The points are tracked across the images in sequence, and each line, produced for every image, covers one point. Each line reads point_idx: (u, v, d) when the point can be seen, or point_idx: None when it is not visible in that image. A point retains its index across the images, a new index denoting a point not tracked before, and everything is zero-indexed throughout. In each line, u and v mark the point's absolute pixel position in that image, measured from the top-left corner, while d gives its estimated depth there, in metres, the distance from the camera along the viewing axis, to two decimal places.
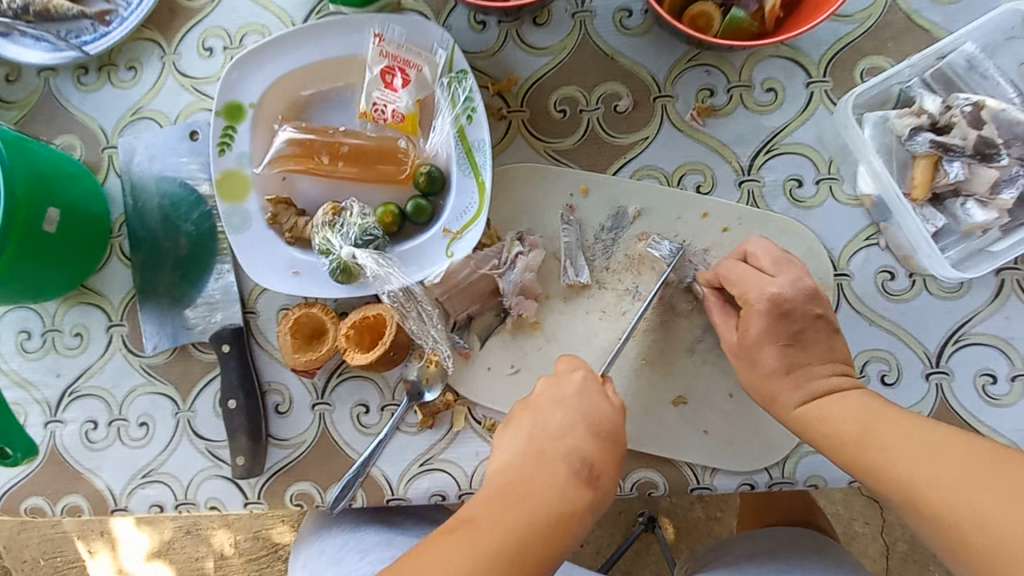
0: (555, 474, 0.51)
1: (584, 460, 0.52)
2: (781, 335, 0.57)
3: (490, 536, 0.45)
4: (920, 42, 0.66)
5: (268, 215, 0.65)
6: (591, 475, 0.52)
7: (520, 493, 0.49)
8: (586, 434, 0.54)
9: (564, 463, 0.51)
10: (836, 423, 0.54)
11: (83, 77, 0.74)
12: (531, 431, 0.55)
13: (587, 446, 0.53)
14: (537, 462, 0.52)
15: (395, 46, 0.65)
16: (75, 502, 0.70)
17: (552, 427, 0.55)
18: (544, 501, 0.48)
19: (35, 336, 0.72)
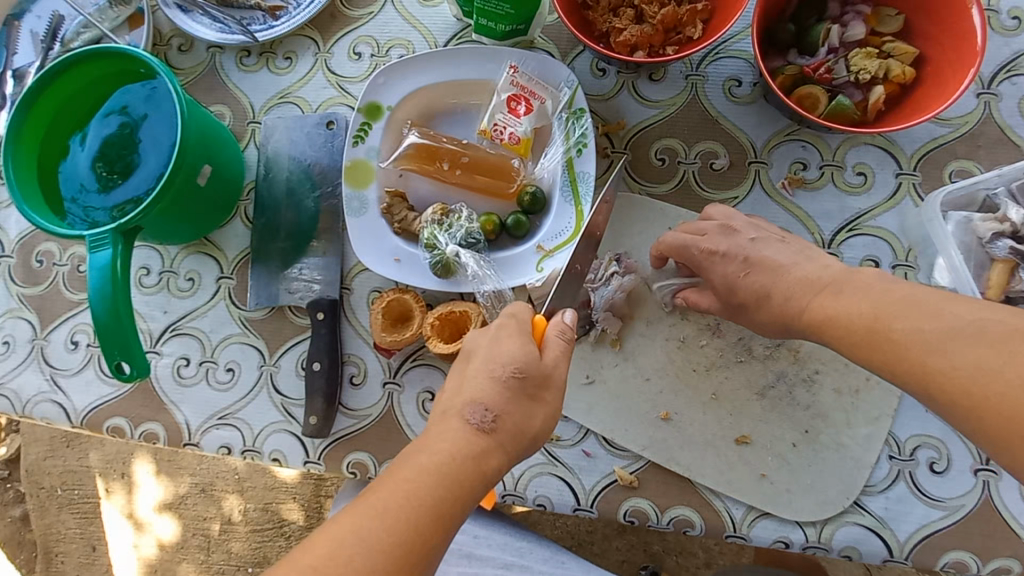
0: (457, 431, 0.50)
1: (487, 410, 0.52)
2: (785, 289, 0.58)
3: (386, 495, 0.45)
4: (1011, 155, 0.70)
5: (383, 205, 0.73)
6: (487, 422, 0.51)
7: (427, 446, 0.49)
8: (490, 380, 0.53)
9: (461, 419, 0.51)
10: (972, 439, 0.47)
11: (245, 59, 0.85)
12: (453, 386, 0.55)
13: (490, 395, 0.52)
14: (442, 421, 0.52)
15: (526, 78, 0.73)
16: (154, 429, 0.76)
17: (467, 387, 0.54)
18: (450, 459, 0.48)
19: (153, 273, 0.81)
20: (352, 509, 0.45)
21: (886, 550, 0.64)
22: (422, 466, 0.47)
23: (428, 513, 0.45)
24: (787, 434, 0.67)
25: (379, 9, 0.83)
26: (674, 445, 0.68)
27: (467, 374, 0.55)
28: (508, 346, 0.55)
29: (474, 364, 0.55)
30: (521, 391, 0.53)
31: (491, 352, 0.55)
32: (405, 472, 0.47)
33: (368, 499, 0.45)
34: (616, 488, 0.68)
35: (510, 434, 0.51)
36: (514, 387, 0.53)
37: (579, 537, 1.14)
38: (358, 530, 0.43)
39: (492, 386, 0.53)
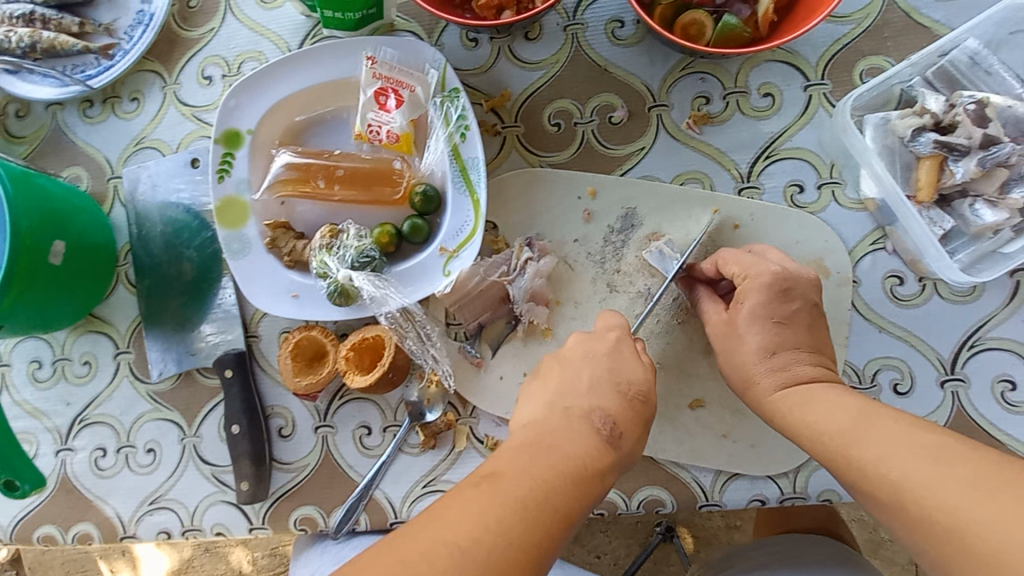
0: (588, 432, 0.48)
1: (610, 418, 0.50)
2: (772, 313, 0.55)
3: (517, 483, 0.42)
4: (920, 40, 0.65)
5: (267, 239, 0.66)
6: (614, 437, 0.49)
7: (551, 444, 0.46)
8: (615, 392, 0.52)
9: (588, 420, 0.49)
10: (827, 418, 0.50)
11: (89, 110, 0.76)
12: (564, 385, 0.53)
13: (616, 407, 0.51)
14: (566, 418, 0.49)
15: (388, 67, 0.65)
16: (86, 530, 0.70)
17: (586, 390, 0.52)
18: (576, 461, 0.45)
19: (45, 365, 0.74)
20: (472, 489, 0.42)
21: None
22: (550, 457, 0.45)
23: (552, 517, 0.41)
24: None
25: (220, 23, 0.74)
26: None
27: (578, 379, 0.53)
28: (630, 366, 0.54)
29: (583, 372, 0.53)
30: (627, 395, 0.52)
31: (611, 365, 0.54)
32: (537, 458, 0.45)
33: (495, 492, 0.41)
34: None
35: (630, 452, 0.50)
36: (633, 405, 0.52)
37: None
38: (484, 514, 0.40)
39: (616, 397, 0.51)
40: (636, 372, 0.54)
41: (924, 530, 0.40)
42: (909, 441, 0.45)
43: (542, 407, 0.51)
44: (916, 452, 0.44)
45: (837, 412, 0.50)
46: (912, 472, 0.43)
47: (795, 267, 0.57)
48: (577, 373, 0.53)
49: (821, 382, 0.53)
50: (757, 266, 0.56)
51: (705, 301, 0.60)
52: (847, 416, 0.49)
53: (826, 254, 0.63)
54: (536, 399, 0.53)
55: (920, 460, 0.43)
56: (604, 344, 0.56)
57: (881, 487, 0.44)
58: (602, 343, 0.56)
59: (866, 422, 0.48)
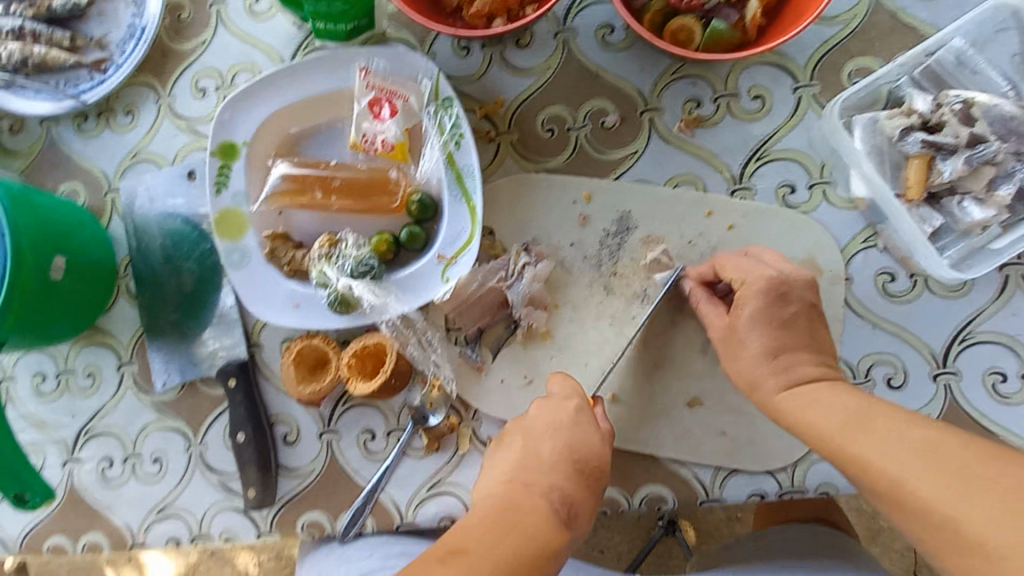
0: (541, 509, 0.48)
1: (566, 499, 0.51)
2: (771, 318, 0.55)
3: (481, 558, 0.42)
4: (907, 40, 0.66)
5: (267, 250, 0.67)
6: (569, 516, 0.50)
7: (513, 521, 0.47)
8: (573, 471, 0.53)
9: (544, 497, 0.50)
10: (825, 416, 0.50)
11: (83, 124, 0.76)
12: (518, 462, 0.54)
13: (573, 487, 0.52)
14: (524, 491, 0.50)
15: (381, 78, 0.66)
16: (95, 539, 0.71)
17: (548, 468, 0.53)
18: (535, 542, 0.45)
19: (50, 378, 0.74)
20: (439, 567, 0.41)
21: None
22: (513, 534, 0.45)
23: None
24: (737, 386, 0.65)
25: (212, 35, 0.75)
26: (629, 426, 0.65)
27: (540, 454, 0.54)
28: (588, 437, 0.56)
29: (546, 445, 0.55)
30: (581, 470, 0.53)
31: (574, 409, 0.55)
32: (500, 536, 0.45)
33: (460, 568, 0.41)
34: None
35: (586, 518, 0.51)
36: (579, 474, 0.53)
37: None
38: None
39: (570, 477, 0.52)
40: (595, 446, 0.55)
41: (924, 524, 0.42)
42: (907, 437, 0.46)
43: (500, 482, 0.52)
44: (915, 450, 0.44)
45: (832, 412, 0.50)
46: (911, 469, 0.44)
47: (792, 273, 0.57)
48: (541, 441, 0.55)
49: (821, 381, 0.53)
50: (751, 271, 0.57)
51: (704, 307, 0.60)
52: (844, 415, 0.49)
53: (818, 253, 0.64)
54: (493, 476, 0.54)
55: (920, 455, 0.44)
56: (564, 412, 0.57)
57: (881, 486, 0.45)
58: (562, 412, 0.57)
59: (863, 419, 0.48)
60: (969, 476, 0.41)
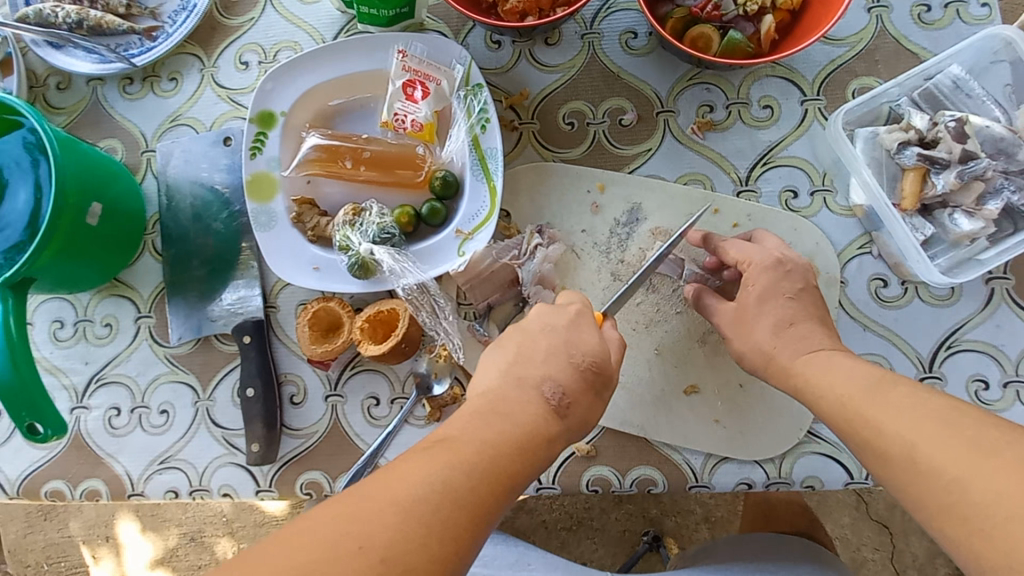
0: (534, 402, 0.50)
1: (560, 389, 0.52)
2: (784, 290, 0.59)
3: (471, 448, 0.45)
4: (908, 65, 0.71)
5: (293, 214, 0.70)
6: (563, 406, 0.51)
7: (503, 412, 0.49)
8: (569, 365, 0.53)
9: (537, 390, 0.51)
10: (838, 381, 0.53)
11: (128, 87, 0.80)
12: (518, 352, 0.55)
13: (567, 378, 0.53)
14: (518, 387, 0.52)
15: (417, 61, 0.70)
16: (94, 486, 0.72)
17: (542, 360, 0.54)
18: (525, 428, 0.48)
19: (67, 325, 0.77)
20: (421, 452, 0.44)
21: (846, 473, 0.64)
22: (500, 421, 0.48)
23: (494, 478, 0.44)
24: (733, 376, 0.67)
25: (259, 14, 0.80)
26: (627, 408, 0.67)
27: (535, 349, 0.55)
28: (586, 336, 0.56)
29: (544, 344, 0.55)
30: (577, 367, 0.54)
31: (568, 340, 0.55)
32: (488, 423, 0.48)
33: (447, 454, 0.44)
34: (575, 461, 0.66)
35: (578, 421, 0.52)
36: (588, 379, 0.54)
37: (578, 515, 1.12)
38: (432, 478, 0.42)
39: (570, 371, 0.53)
40: (592, 340, 0.56)
41: (923, 485, 0.44)
42: (917, 407, 0.48)
43: (497, 375, 0.53)
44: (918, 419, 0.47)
45: (849, 380, 0.53)
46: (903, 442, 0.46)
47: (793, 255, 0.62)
48: (536, 341, 0.55)
49: (827, 349, 0.57)
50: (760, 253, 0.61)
51: (705, 293, 0.64)
52: (857, 387, 0.52)
53: (817, 255, 0.68)
54: (492, 366, 0.55)
55: (932, 425, 0.46)
56: (563, 317, 0.57)
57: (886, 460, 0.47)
58: (560, 317, 0.57)
59: (881, 390, 0.51)
60: (982, 444, 0.43)
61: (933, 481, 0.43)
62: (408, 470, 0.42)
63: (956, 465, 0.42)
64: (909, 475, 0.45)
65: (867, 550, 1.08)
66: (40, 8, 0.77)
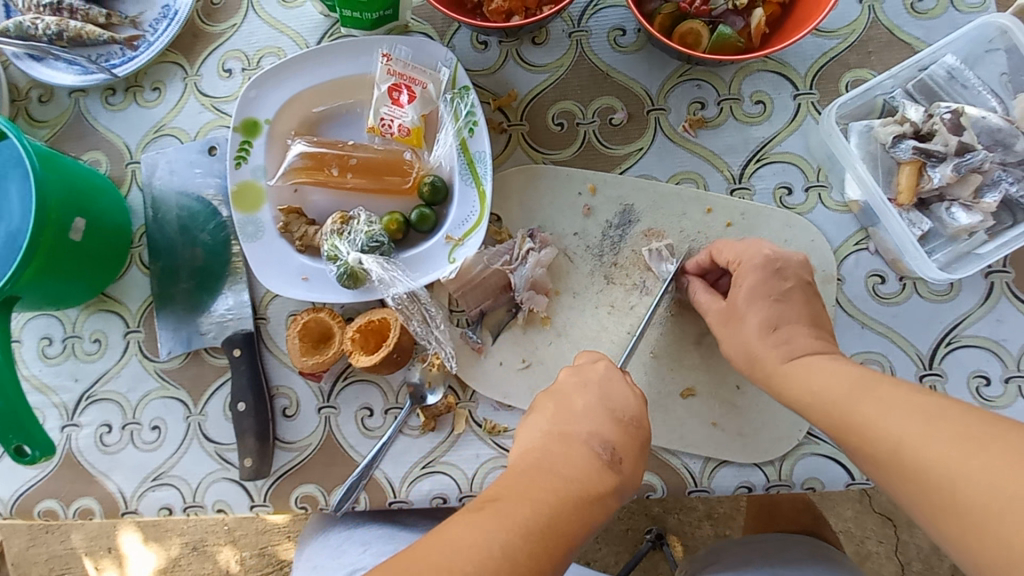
0: (587, 458, 0.49)
1: (609, 444, 0.51)
2: (770, 291, 0.58)
3: (523, 511, 0.44)
4: (901, 56, 0.69)
5: (280, 224, 0.69)
6: (614, 461, 0.50)
7: (550, 467, 0.48)
8: (611, 420, 0.53)
9: (587, 446, 0.50)
10: (828, 384, 0.52)
11: (111, 98, 0.79)
12: (563, 412, 0.54)
13: (615, 434, 0.52)
14: (565, 443, 0.50)
15: (402, 65, 0.69)
16: (87, 505, 0.71)
17: (585, 416, 0.53)
18: (579, 485, 0.47)
19: (56, 342, 0.76)
20: (472, 515, 0.43)
21: (847, 473, 0.63)
22: (550, 479, 0.46)
23: (553, 543, 0.43)
24: (731, 377, 0.66)
25: (242, 20, 0.78)
26: None
27: (575, 407, 0.54)
28: (621, 391, 0.55)
29: (586, 400, 0.55)
30: (621, 422, 0.53)
31: (605, 394, 0.55)
32: (538, 480, 0.46)
33: (501, 518, 0.43)
34: None
35: (630, 477, 0.51)
36: (634, 433, 0.53)
37: None
38: (490, 547, 0.41)
39: (615, 426, 0.52)
40: (631, 399, 0.55)
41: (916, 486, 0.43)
42: (905, 404, 0.47)
43: (541, 432, 0.52)
44: (910, 416, 0.46)
45: (837, 380, 0.52)
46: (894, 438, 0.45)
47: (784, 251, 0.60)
48: (573, 396, 0.55)
49: (813, 353, 0.55)
50: (749, 252, 0.60)
51: (700, 292, 0.63)
52: (847, 387, 0.51)
53: (813, 252, 0.67)
54: (533, 427, 0.54)
55: (922, 422, 0.45)
56: (594, 372, 0.57)
57: (878, 457, 0.46)
58: (592, 372, 0.57)
59: (870, 389, 0.50)
60: (974, 439, 0.41)
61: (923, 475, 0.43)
62: (464, 534, 0.41)
63: (949, 463, 0.41)
64: (902, 475, 0.44)
65: (871, 542, 1.07)
66: (20, 20, 0.75)
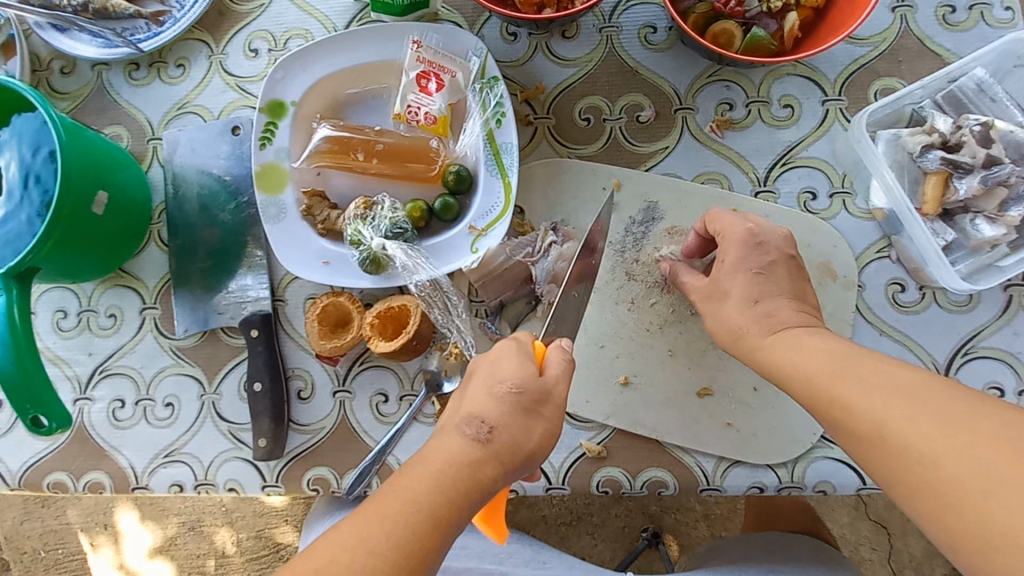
0: (454, 446, 0.47)
1: (480, 420, 0.48)
2: (753, 263, 0.57)
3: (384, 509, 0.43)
4: (931, 66, 0.70)
5: (302, 207, 0.68)
6: (484, 433, 0.47)
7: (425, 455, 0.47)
8: (489, 398, 0.49)
9: (458, 432, 0.48)
10: (814, 364, 0.51)
11: (134, 73, 0.79)
12: (456, 400, 0.52)
13: (490, 410, 0.49)
14: (441, 434, 0.49)
15: (432, 52, 0.69)
16: (97, 479, 0.71)
17: (466, 400, 0.50)
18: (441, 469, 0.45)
19: (71, 315, 0.75)
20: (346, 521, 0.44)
21: (859, 479, 0.64)
22: (419, 469, 0.46)
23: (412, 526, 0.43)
24: (747, 379, 0.67)
25: (269, 0, 0.78)
26: (638, 409, 0.66)
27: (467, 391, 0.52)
28: (508, 360, 0.52)
29: (476, 384, 0.51)
30: (506, 393, 0.49)
31: (489, 369, 0.52)
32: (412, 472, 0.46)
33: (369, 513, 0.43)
34: (586, 461, 0.66)
35: (506, 446, 0.47)
36: (513, 403, 0.49)
37: (578, 511, 1.12)
38: (348, 550, 0.42)
39: (490, 401, 0.49)
40: (514, 367, 0.51)
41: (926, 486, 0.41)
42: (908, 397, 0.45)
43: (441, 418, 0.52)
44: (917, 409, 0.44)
45: (823, 365, 0.50)
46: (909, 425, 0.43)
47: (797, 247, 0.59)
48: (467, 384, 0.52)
49: (796, 329, 0.55)
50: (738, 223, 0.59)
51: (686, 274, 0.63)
52: (837, 367, 0.50)
53: (835, 258, 0.67)
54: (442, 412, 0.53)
55: (928, 420, 0.43)
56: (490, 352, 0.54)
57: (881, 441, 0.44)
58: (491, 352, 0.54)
59: (868, 379, 0.47)
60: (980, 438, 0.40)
61: (934, 476, 0.41)
62: (331, 543, 0.42)
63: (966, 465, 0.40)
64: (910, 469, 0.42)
65: (866, 549, 1.08)
66: None
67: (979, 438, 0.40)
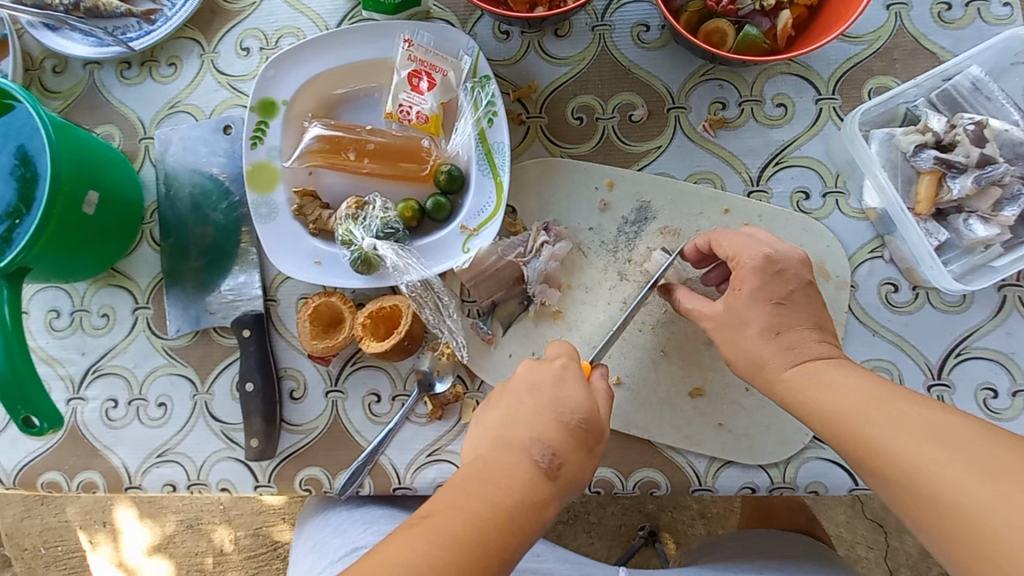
0: (522, 467, 0.50)
1: (548, 450, 0.51)
2: (772, 294, 0.57)
3: (454, 525, 0.45)
4: (925, 65, 0.69)
5: (294, 207, 0.68)
6: (553, 467, 0.50)
7: (497, 479, 0.49)
8: (556, 424, 0.52)
9: (526, 454, 0.51)
10: (831, 387, 0.53)
11: (126, 72, 0.78)
12: (508, 418, 0.54)
13: (557, 438, 0.52)
14: (505, 451, 0.51)
15: (423, 51, 0.68)
16: (91, 478, 0.71)
17: (528, 422, 0.53)
18: (513, 495, 0.48)
19: (63, 315, 0.75)
20: (410, 529, 0.45)
21: (850, 479, 0.64)
22: (488, 491, 0.48)
23: (479, 550, 0.45)
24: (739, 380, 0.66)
25: None
26: (630, 409, 0.66)
27: (522, 411, 0.54)
28: (569, 390, 0.55)
29: (532, 403, 0.54)
30: (566, 426, 0.53)
31: (553, 397, 0.54)
32: (479, 491, 0.48)
33: (436, 526, 0.45)
34: None
35: (570, 481, 0.51)
36: (579, 438, 0.53)
37: (574, 509, 1.12)
38: (415, 560, 0.43)
39: (557, 428, 0.52)
40: (578, 398, 0.54)
41: (933, 509, 0.44)
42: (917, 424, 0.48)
43: (488, 439, 0.54)
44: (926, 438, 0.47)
45: (843, 389, 0.52)
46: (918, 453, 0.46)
47: (784, 248, 0.59)
48: (522, 401, 0.55)
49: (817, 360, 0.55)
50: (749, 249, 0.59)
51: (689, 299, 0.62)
52: (855, 393, 0.52)
53: (827, 258, 0.67)
54: (486, 430, 0.55)
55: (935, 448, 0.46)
56: (548, 372, 0.57)
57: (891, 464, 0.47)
58: (546, 373, 0.57)
59: (881, 406, 0.50)
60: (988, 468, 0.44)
61: (939, 500, 0.44)
62: (395, 550, 0.43)
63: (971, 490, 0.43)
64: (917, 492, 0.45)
65: (861, 547, 1.08)
66: None
67: (978, 465, 0.44)
